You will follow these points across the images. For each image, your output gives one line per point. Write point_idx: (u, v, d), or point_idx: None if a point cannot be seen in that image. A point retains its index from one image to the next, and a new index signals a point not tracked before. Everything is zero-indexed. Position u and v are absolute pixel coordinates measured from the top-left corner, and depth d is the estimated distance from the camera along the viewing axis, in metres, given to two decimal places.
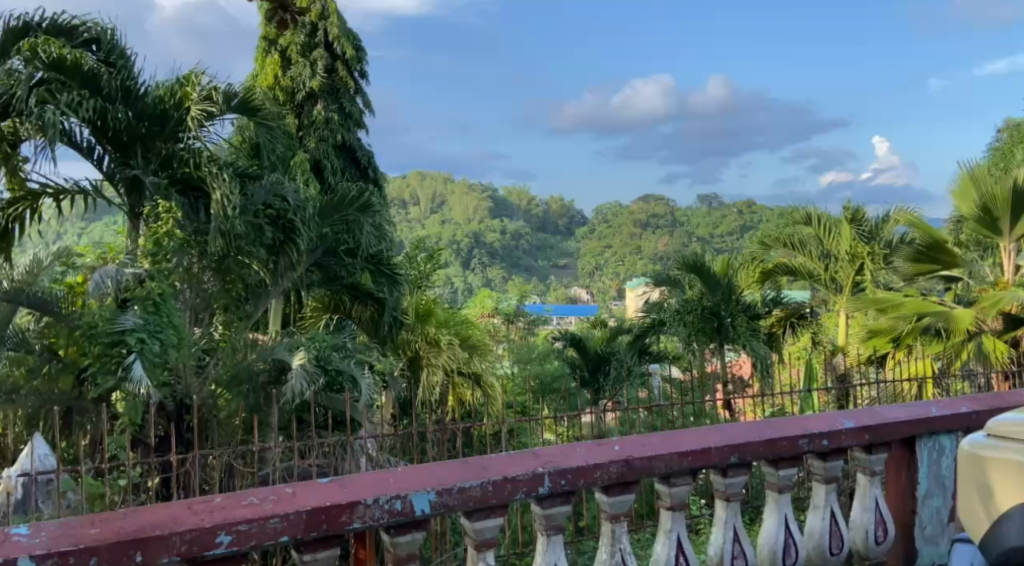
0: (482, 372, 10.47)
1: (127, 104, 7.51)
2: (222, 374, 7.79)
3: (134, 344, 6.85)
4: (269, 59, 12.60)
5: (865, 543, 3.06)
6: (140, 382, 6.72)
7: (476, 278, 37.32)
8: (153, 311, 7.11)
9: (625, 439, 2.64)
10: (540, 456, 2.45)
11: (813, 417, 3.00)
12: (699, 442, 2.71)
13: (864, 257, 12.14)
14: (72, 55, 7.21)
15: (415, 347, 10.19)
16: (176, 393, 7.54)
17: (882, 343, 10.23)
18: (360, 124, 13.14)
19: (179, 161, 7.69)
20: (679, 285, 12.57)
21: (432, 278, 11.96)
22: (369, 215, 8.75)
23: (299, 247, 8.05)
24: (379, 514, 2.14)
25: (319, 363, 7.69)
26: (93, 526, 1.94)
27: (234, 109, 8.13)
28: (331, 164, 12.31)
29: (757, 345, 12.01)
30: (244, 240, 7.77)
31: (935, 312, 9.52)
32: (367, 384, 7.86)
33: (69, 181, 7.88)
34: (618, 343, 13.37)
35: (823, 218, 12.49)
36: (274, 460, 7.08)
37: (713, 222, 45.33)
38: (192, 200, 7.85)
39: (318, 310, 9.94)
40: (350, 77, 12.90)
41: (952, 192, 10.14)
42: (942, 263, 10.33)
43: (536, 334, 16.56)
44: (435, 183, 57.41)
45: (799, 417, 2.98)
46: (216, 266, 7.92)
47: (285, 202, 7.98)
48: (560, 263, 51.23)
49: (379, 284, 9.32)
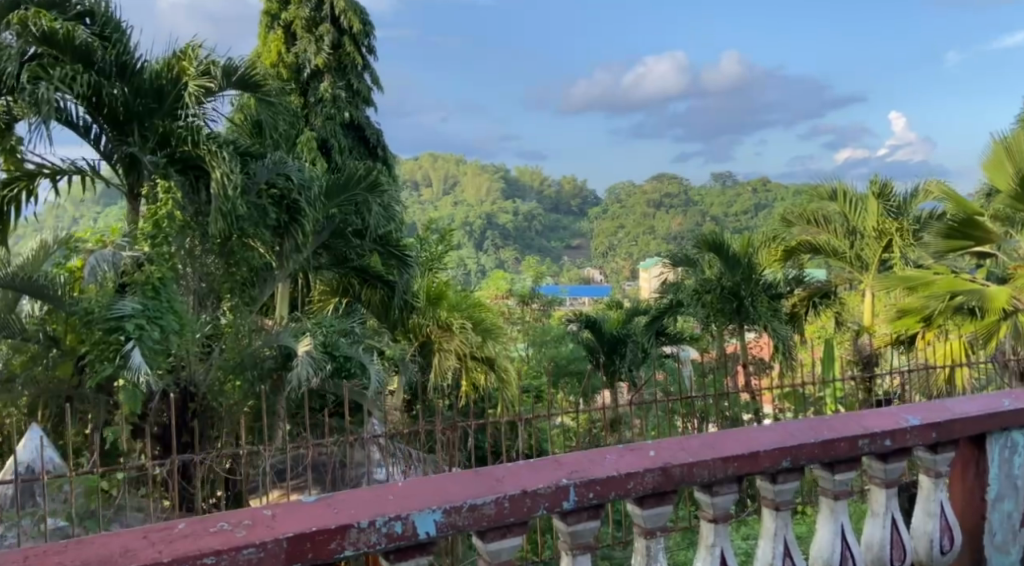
0: (497, 355, 10.05)
1: (123, 80, 7.16)
2: (223, 362, 7.36)
3: (133, 331, 6.40)
4: (272, 35, 12.34)
5: (929, 553, 2.74)
6: (139, 369, 6.28)
7: (490, 260, 36.90)
8: (152, 295, 6.67)
9: (660, 440, 2.28)
10: (564, 465, 2.10)
11: (873, 412, 2.66)
12: (746, 444, 2.36)
13: (893, 233, 11.71)
14: (64, 28, 6.82)
15: (426, 332, 9.84)
16: (179, 380, 7.19)
17: (912, 322, 9.88)
18: (369, 101, 12.77)
19: (178, 139, 7.28)
20: (697, 267, 12.15)
21: (445, 259, 11.60)
22: (377, 195, 8.42)
23: (304, 228, 7.70)
24: (377, 538, 1.81)
25: (326, 350, 7.33)
26: (29, 562, 1.63)
27: (233, 86, 7.80)
28: (339, 143, 11.92)
29: (779, 325, 11.65)
30: (248, 222, 7.44)
31: (968, 290, 9.20)
32: (376, 370, 7.48)
33: (66, 161, 7.55)
34: (635, 325, 13.08)
35: (849, 194, 12.05)
36: (264, 463, 6.72)
37: (728, 201, 44.66)
38: (192, 179, 7.45)
39: (327, 293, 9.64)
40: (358, 53, 12.53)
41: (985, 165, 9.71)
42: (976, 239, 9.99)
43: (552, 316, 16.26)
44: (447, 165, 56.97)
45: (860, 412, 2.64)
46: (219, 248, 7.58)
47: (289, 180, 7.64)
48: (573, 244, 50.76)
49: (389, 266, 8.95)
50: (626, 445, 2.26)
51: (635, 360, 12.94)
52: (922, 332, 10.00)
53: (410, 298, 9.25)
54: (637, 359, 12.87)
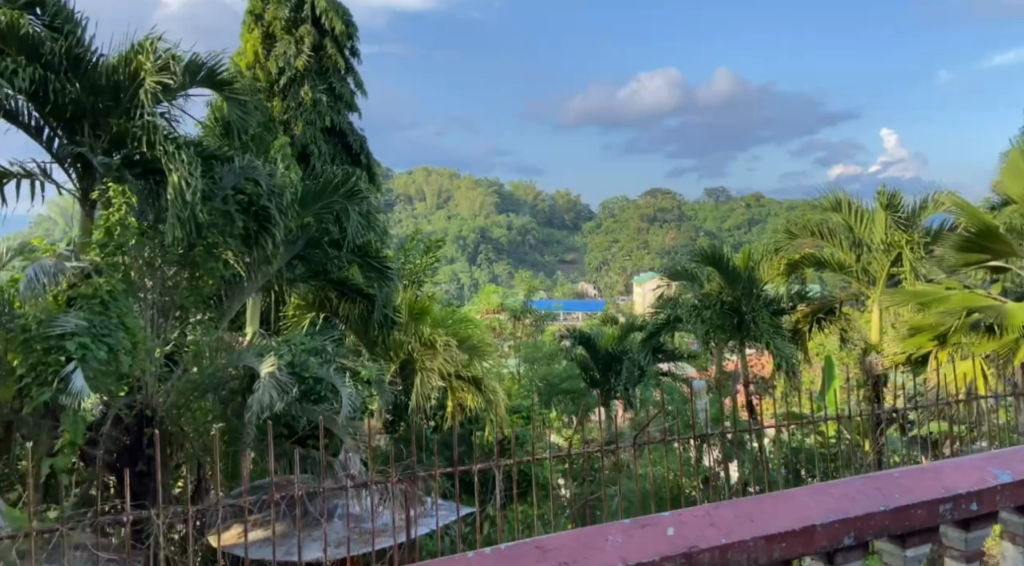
0: (484, 375, 9.40)
1: (76, 75, 6.53)
2: (185, 382, 6.74)
3: (74, 351, 5.64)
4: (250, 35, 11.80)
5: None
6: (81, 395, 5.52)
7: (483, 273, 36.17)
8: (100, 311, 5.97)
9: (683, 515, 2.05)
10: (552, 555, 1.95)
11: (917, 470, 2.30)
12: (798, 517, 2.07)
13: (903, 246, 10.99)
14: (8, 16, 6.20)
15: (408, 349, 9.20)
16: (135, 402, 6.66)
17: (925, 341, 9.45)
18: (352, 106, 12.17)
19: (133, 140, 6.56)
20: (695, 281, 11.67)
21: (430, 272, 10.99)
22: (357, 203, 7.79)
23: (275, 237, 7.04)
24: None
25: (293, 370, 6.68)
26: None
27: (200, 84, 7.09)
28: (319, 149, 11.35)
29: (782, 343, 11.09)
30: (211, 231, 6.75)
31: (985, 308, 8.71)
32: (350, 394, 6.82)
33: (14, 163, 6.90)
34: (630, 341, 12.62)
35: (853, 206, 11.34)
36: (200, 512, 6.01)
37: (721, 216, 43.98)
38: (152, 184, 6.78)
39: (302, 308, 9.01)
40: (340, 55, 11.96)
41: (1003, 174, 9.33)
42: (993, 251, 9.39)
43: (545, 331, 15.70)
44: (440, 178, 56.30)
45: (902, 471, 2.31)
46: (182, 259, 6.86)
47: (258, 186, 6.92)
48: (566, 258, 50.12)
49: (369, 279, 8.36)
50: (639, 520, 2.04)
51: (631, 380, 12.34)
52: (935, 351, 9.53)
53: (391, 313, 8.60)
54: (633, 377, 12.30)
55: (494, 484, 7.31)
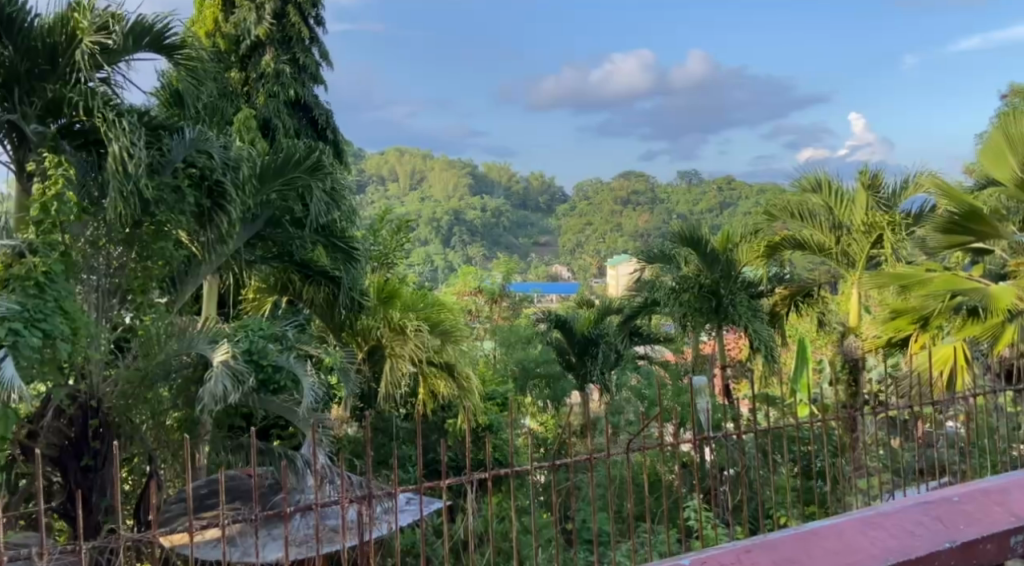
0: (457, 360, 8.95)
1: (8, 37, 6.01)
2: (132, 371, 6.32)
3: (4, 338, 5.13)
4: (208, 2, 11.25)
5: None
6: (10, 386, 5.02)
7: (457, 257, 35.54)
8: (35, 293, 5.48)
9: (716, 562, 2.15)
10: None
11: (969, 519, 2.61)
12: (857, 553, 2.13)
13: (884, 228, 10.67)
14: None
15: (377, 335, 8.71)
16: (78, 392, 6.14)
17: (905, 324, 8.93)
18: (317, 78, 11.66)
19: (69, 107, 6.05)
20: (673, 263, 11.36)
21: (400, 252, 10.55)
22: (321, 178, 7.31)
23: (230, 216, 6.59)
24: None
25: (250, 358, 6.17)
26: None
27: (144, 50, 6.57)
28: (283, 123, 10.83)
29: (760, 327, 10.88)
30: (158, 208, 6.28)
31: (969, 290, 8.31)
32: (311, 384, 6.35)
33: None
34: (607, 324, 12.34)
35: (832, 185, 11.00)
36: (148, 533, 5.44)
37: (694, 198, 43.69)
38: (93, 156, 6.26)
39: (263, 291, 8.58)
40: (304, 24, 11.44)
41: (982, 157, 7.98)
42: (977, 232, 9.03)
43: (521, 315, 15.34)
44: (414, 158, 55.58)
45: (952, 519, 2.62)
46: (127, 237, 6.41)
47: (210, 159, 6.48)
48: (541, 241, 49.70)
49: (335, 260, 7.92)
50: None
51: (607, 363, 12.17)
52: (914, 335, 9.02)
53: (359, 297, 8.15)
54: (610, 361, 12.18)
55: (461, 479, 6.85)
